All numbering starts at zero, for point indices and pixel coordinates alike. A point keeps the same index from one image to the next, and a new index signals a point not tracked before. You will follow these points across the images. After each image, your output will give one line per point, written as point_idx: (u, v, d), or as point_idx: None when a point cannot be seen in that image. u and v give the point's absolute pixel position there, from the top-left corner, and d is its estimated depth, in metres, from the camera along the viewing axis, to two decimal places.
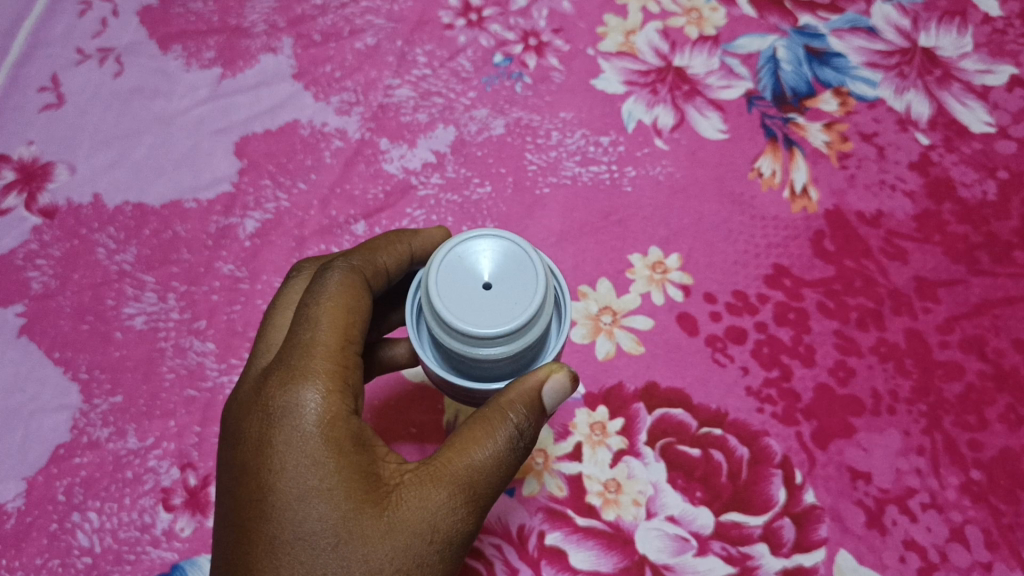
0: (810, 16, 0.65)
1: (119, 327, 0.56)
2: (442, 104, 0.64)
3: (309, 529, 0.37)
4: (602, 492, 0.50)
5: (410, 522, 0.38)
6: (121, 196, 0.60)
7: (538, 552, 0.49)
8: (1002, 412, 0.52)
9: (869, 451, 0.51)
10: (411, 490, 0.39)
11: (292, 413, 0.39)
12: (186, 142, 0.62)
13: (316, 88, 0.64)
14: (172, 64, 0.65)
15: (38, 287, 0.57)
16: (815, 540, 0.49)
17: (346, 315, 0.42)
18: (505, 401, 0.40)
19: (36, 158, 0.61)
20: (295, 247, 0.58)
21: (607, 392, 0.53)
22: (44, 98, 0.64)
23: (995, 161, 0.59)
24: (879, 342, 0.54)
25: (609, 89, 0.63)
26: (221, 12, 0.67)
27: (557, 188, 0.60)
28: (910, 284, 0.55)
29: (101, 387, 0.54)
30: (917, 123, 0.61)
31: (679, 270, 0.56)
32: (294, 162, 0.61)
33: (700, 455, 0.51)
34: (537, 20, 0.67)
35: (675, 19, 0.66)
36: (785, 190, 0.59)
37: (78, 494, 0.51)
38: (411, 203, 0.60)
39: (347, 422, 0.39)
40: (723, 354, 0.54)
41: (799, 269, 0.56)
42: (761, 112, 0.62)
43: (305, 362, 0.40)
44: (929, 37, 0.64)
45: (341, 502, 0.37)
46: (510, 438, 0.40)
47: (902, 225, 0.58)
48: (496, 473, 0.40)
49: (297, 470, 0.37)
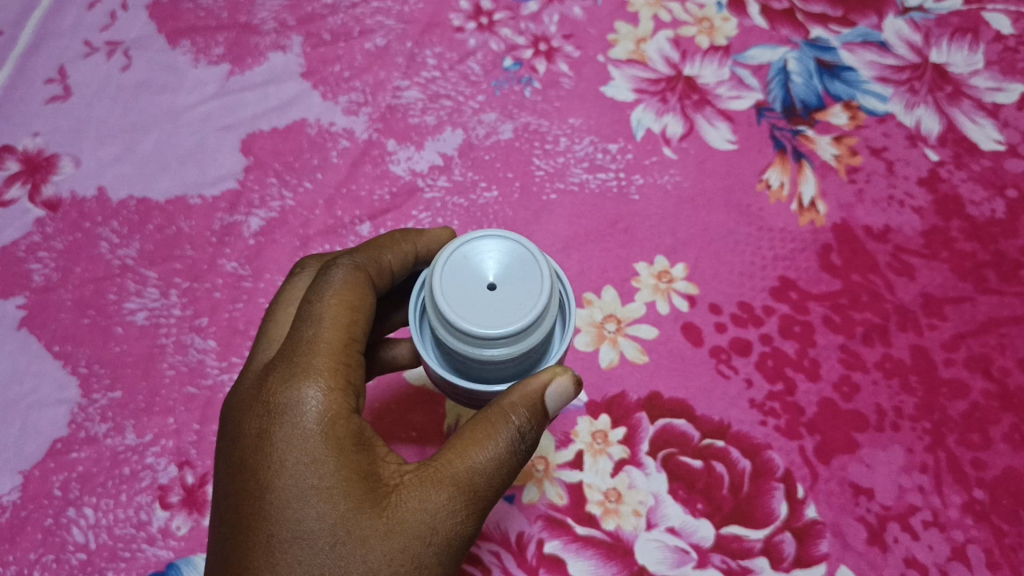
0: (821, 29, 0.65)
1: (120, 322, 0.55)
2: (450, 107, 0.63)
3: (309, 527, 0.36)
4: (602, 501, 0.50)
5: (409, 523, 0.37)
6: (125, 191, 0.60)
7: (537, 560, 0.48)
8: (1006, 432, 0.51)
9: (871, 467, 0.51)
10: (411, 491, 0.38)
11: (293, 411, 0.38)
12: (193, 138, 0.62)
13: (324, 87, 0.64)
14: (180, 59, 0.65)
15: (39, 280, 0.57)
16: (816, 556, 0.48)
17: (349, 314, 0.41)
18: (506, 403, 0.39)
19: (41, 150, 0.61)
20: (299, 247, 0.58)
21: (609, 400, 0.52)
22: (50, 90, 0.64)
23: (1004, 180, 0.59)
24: (885, 358, 0.53)
25: (618, 97, 0.63)
26: (230, 9, 0.67)
27: (564, 194, 0.60)
28: (916, 300, 0.55)
29: (100, 382, 0.53)
30: (927, 138, 0.61)
31: (685, 280, 0.56)
32: (300, 161, 0.61)
33: (702, 467, 0.51)
34: (548, 25, 0.67)
35: (686, 28, 0.66)
36: (793, 202, 0.59)
37: (74, 489, 0.50)
38: (417, 205, 0.59)
39: (348, 422, 0.39)
40: (727, 365, 0.53)
41: (805, 282, 0.56)
42: (771, 124, 0.62)
43: (307, 361, 0.39)
44: (940, 53, 0.64)
45: (340, 502, 0.37)
46: (511, 442, 0.39)
47: (909, 241, 0.57)
48: (496, 477, 0.39)
49: (297, 468, 0.37)
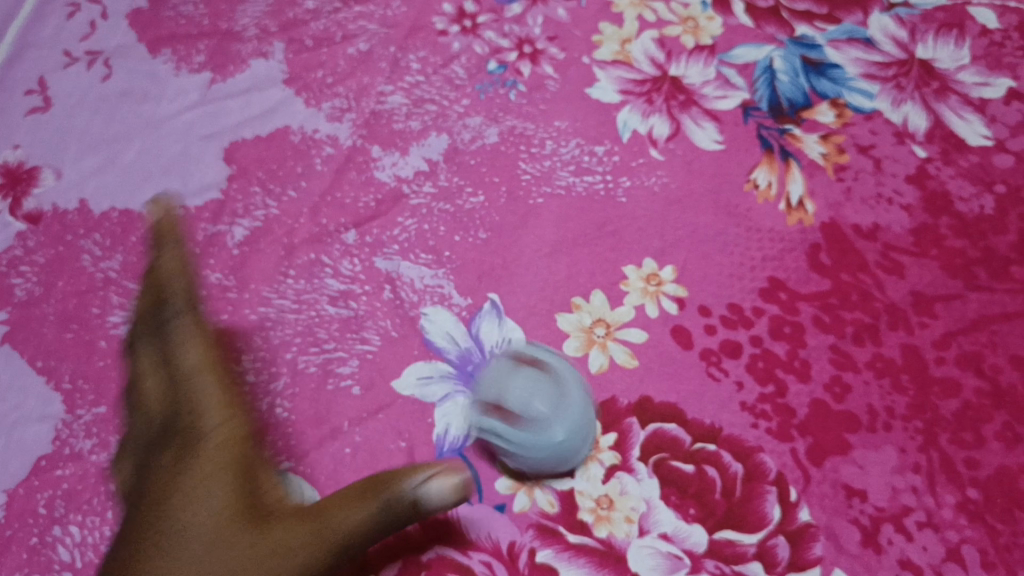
0: (807, 26, 0.65)
1: (104, 336, 0.55)
2: (435, 111, 0.63)
3: (189, 532, 0.40)
4: (594, 508, 0.49)
5: (279, 549, 0.40)
6: (107, 203, 0.59)
7: (529, 569, 0.48)
8: (999, 430, 0.51)
9: (864, 468, 0.50)
10: (286, 522, 0.40)
11: (191, 432, 0.43)
12: (175, 147, 0.61)
13: (307, 94, 0.63)
14: (162, 67, 0.64)
15: (21, 294, 0.56)
16: (810, 559, 0.48)
17: (206, 353, 0.46)
18: (396, 480, 0.41)
19: (21, 162, 0.60)
20: (284, 255, 0.57)
21: (600, 406, 0.52)
22: (30, 102, 0.63)
23: (992, 175, 0.59)
24: (876, 358, 0.53)
25: (604, 99, 0.63)
26: (211, 15, 0.66)
27: (551, 198, 0.59)
28: (906, 299, 0.55)
29: (84, 397, 0.53)
30: (915, 135, 0.61)
31: (674, 282, 0.56)
32: (284, 169, 0.60)
33: (694, 471, 0.50)
34: (532, 27, 0.66)
35: (671, 28, 0.66)
36: (781, 202, 0.58)
37: (59, 507, 0.50)
38: (402, 211, 0.59)
39: (239, 448, 0.42)
40: (718, 368, 0.53)
41: (795, 282, 0.56)
42: (758, 123, 0.61)
43: (192, 390, 0.44)
44: (926, 49, 0.64)
45: (220, 512, 0.40)
46: (378, 509, 0.41)
47: (898, 239, 0.57)
48: (362, 537, 0.41)
49: (190, 483, 0.41)
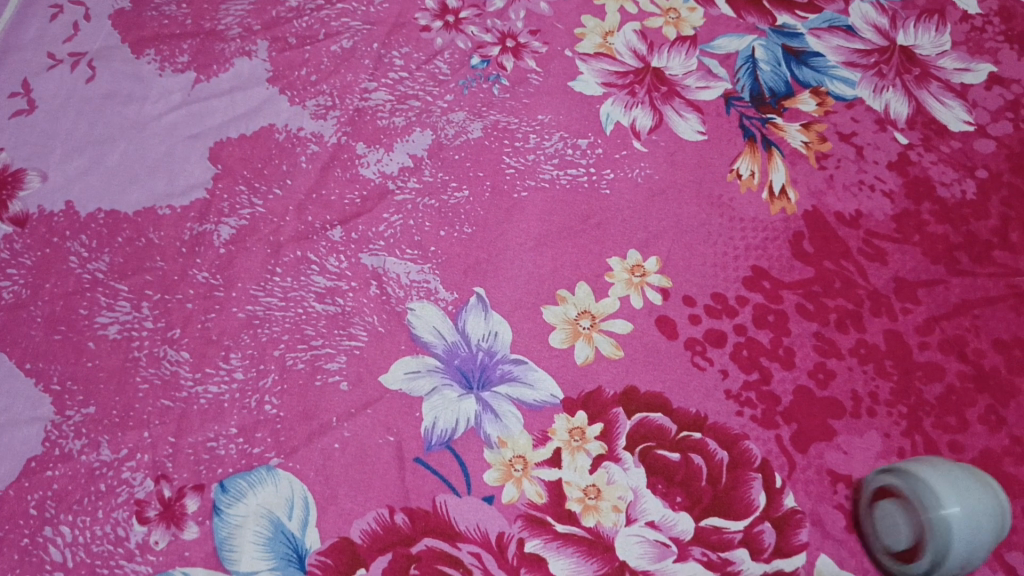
0: (788, 16, 0.66)
1: (91, 337, 0.55)
2: (419, 107, 0.63)
3: None
4: (582, 498, 0.50)
5: None
6: (94, 204, 0.59)
7: (517, 560, 0.48)
8: (982, 413, 0.52)
9: (849, 453, 0.51)
10: None
11: None
12: (160, 148, 0.61)
13: (291, 92, 0.63)
14: (146, 68, 0.64)
15: (8, 297, 0.56)
16: (797, 545, 0.49)
17: None
18: None
19: (6, 165, 0.60)
20: (271, 253, 0.57)
21: (586, 396, 0.52)
22: (15, 105, 0.63)
23: (974, 161, 0.60)
24: (859, 344, 0.53)
25: (586, 92, 0.63)
26: (195, 16, 0.66)
27: (535, 191, 0.59)
28: (889, 285, 0.55)
29: (73, 398, 0.53)
30: (896, 122, 0.61)
31: (658, 273, 0.56)
32: (270, 167, 0.60)
33: (679, 459, 0.51)
34: (514, 21, 0.66)
35: (652, 20, 0.66)
36: (764, 190, 0.59)
37: (50, 508, 0.50)
38: (388, 207, 0.59)
39: None
40: (703, 357, 0.53)
41: (778, 270, 0.56)
42: (740, 113, 0.62)
43: None
44: (907, 36, 0.65)
45: None
46: None
47: (881, 226, 0.57)
48: None
49: None
